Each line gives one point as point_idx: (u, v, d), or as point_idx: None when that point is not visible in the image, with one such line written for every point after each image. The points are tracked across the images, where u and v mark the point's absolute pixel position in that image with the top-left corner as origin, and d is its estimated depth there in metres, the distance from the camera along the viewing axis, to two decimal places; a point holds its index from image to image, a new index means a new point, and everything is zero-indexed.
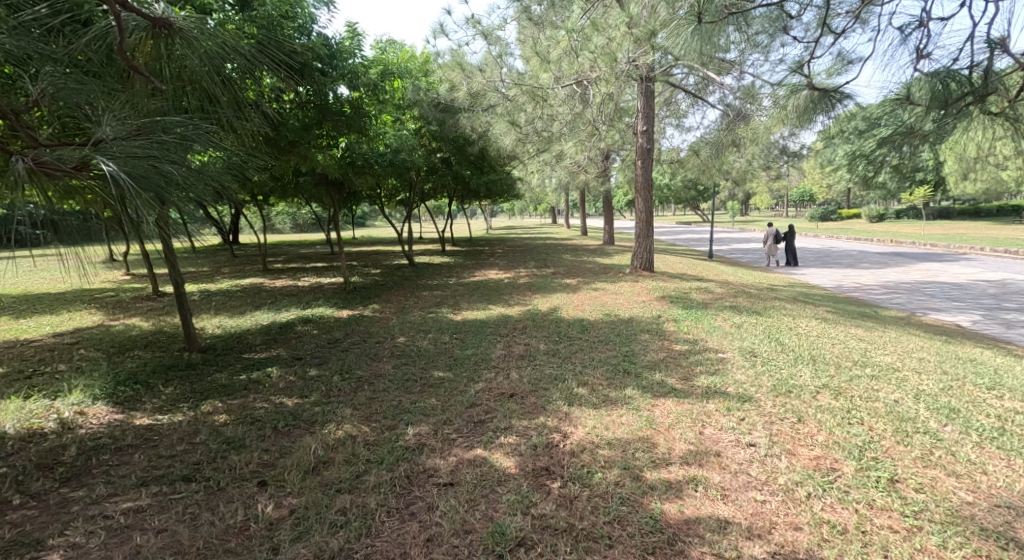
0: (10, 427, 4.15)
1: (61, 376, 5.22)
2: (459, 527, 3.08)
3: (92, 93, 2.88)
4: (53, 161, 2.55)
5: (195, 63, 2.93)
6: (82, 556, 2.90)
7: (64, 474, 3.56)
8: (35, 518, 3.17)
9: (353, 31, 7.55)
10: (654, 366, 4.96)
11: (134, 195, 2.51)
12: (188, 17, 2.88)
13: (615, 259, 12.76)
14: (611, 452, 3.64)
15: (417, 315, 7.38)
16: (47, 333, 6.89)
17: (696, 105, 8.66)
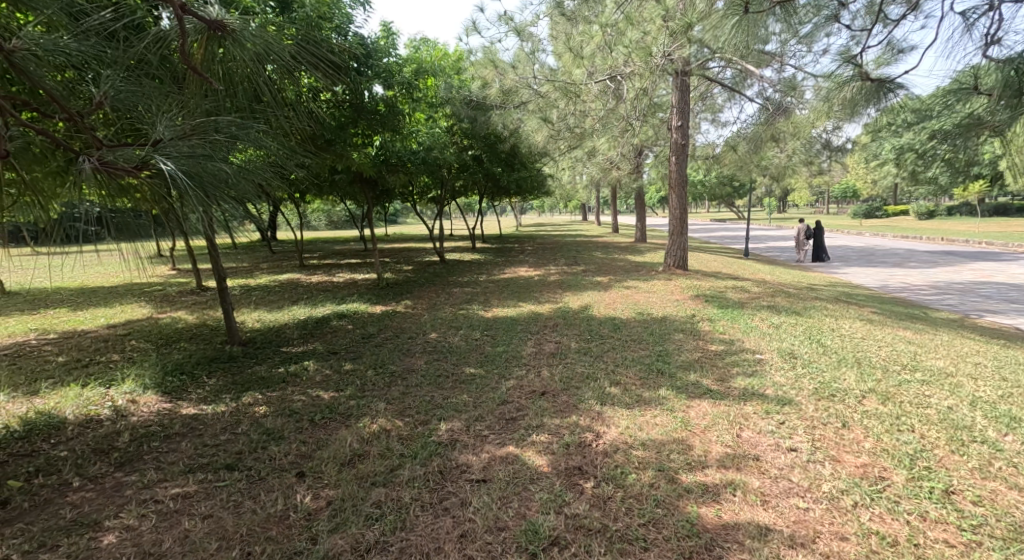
0: (70, 413, 4.35)
1: (114, 366, 5.44)
2: (493, 524, 3.09)
3: (149, 96, 2.97)
4: (115, 161, 2.67)
5: (248, 67, 3.03)
6: (134, 539, 3.01)
7: (118, 460, 3.71)
8: (93, 500, 3.31)
9: (387, 29, 7.63)
10: (689, 366, 4.88)
11: (191, 194, 2.62)
12: (239, 18, 2.97)
13: (646, 259, 12.20)
14: (645, 453, 3.60)
15: (448, 312, 7.43)
16: (99, 324, 7.18)
17: (733, 99, 8.47)
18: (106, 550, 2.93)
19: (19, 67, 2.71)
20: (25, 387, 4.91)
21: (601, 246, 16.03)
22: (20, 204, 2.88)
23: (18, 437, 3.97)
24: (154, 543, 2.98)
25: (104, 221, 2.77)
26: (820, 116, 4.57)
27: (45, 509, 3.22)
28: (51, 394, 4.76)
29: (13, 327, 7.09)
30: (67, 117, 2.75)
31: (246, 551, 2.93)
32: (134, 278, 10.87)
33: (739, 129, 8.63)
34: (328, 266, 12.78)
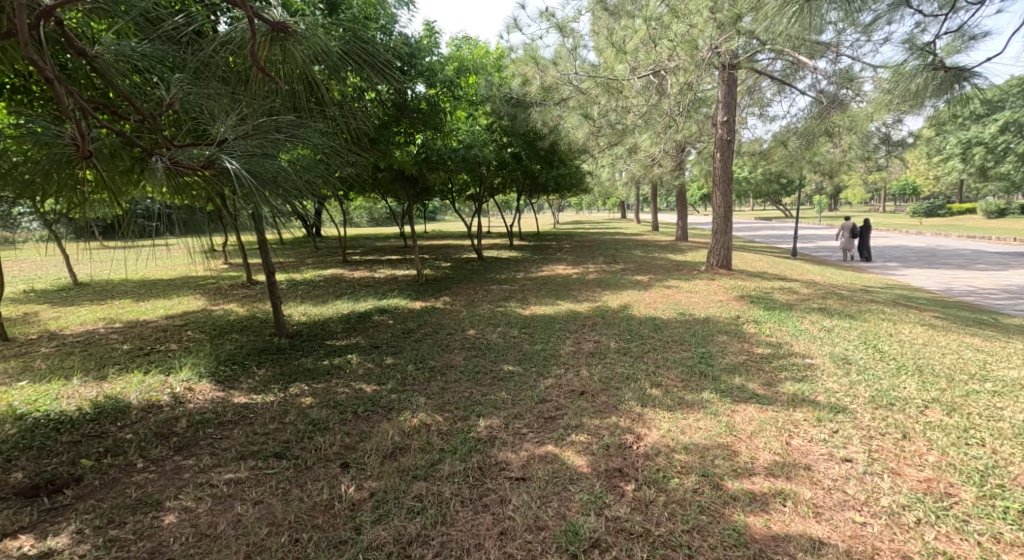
0: (133, 398, 4.55)
1: (172, 355, 5.68)
2: (533, 523, 3.08)
3: (214, 98, 3.15)
4: (185, 159, 2.79)
5: (305, 67, 3.12)
6: (192, 520, 3.12)
7: (177, 444, 3.86)
8: (155, 481, 3.45)
9: (431, 27, 7.73)
10: (733, 369, 4.75)
11: (256, 193, 2.76)
12: (301, 20, 3.01)
13: (686, 258, 11.81)
14: (688, 457, 3.52)
15: (487, 309, 7.45)
16: (159, 315, 7.51)
17: (783, 93, 8.19)
18: (167, 529, 3.05)
19: (100, 70, 2.97)
20: (93, 372, 5.18)
21: (642, 247, 15.23)
22: (91, 201, 3.07)
23: (88, 419, 4.19)
24: (210, 525, 3.08)
25: (164, 216, 2.92)
26: (879, 108, 4.38)
27: (112, 487, 3.38)
28: (116, 380, 5.01)
29: (81, 316, 7.49)
30: (140, 117, 2.96)
31: (293, 537, 3.00)
32: (190, 271, 11.33)
33: (789, 124, 8.34)
34: (370, 262, 13.02)
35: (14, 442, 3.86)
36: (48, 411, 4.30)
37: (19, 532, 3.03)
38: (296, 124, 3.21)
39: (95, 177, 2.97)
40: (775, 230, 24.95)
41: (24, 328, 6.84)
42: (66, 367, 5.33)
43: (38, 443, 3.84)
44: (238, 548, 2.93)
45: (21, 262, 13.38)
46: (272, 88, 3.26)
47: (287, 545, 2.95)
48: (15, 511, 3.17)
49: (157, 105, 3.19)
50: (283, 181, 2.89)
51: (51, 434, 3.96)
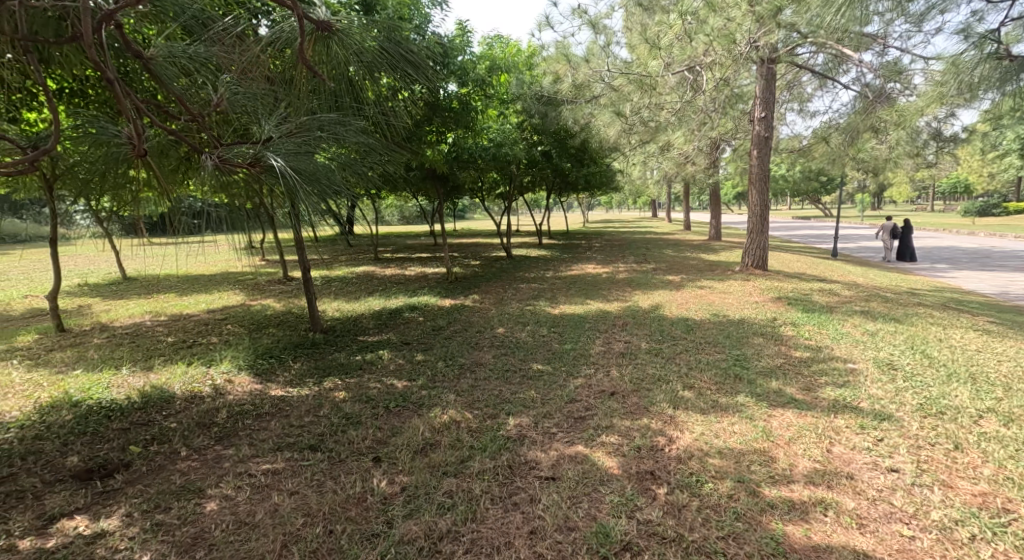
0: (177, 388, 4.69)
1: (214, 347, 5.84)
2: (563, 523, 3.05)
3: (260, 98, 3.23)
4: (232, 158, 2.86)
5: (345, 64, 3.15)
6: (232, 507, 3.18)
7: (217, 434, 3.95)
8: (197, 469, 3.54)
9: (463, 27, 7.74)
10: (769, 373, 4.62)
11: (301, 190, 2.83)
12: (343, 18, 3.09)
13: (720, 259, 11.56)
14: (722, 462, 3.44)
15: (516, 308, 7.44)
16: (201, 309, 7.73)
17: (825, 87, 7.94)
18: (208, 516, 3.12)
19: (155, 72, 3.07)
20: (140, 363, 5.36)
21: (673, 246, 14.94)
22: (141, 199, 3.19)
23: (136, 407, 4.33)
24: (248, 513, 3.14)
25: (206, 214, 3.01)
26: (931, 102, 4.22)
27: (158, 474, 3.48)
28: (161, 370, 5.17)
29: (130, 309, 7.78)
30: (191, 117, 3.05)
31: (328, 529, 3.03)
32: (229, 267, 11.64)
33: (830, 119, 8.09)
34: (401, 260, 13.15)
35: (70, 427, 4.02)
36: (100, 399, 4.47)
37: (74, 513, 3.14)
38: (339, 122, 3.29)
39: (145, 175, 3.07)
40: (812, 230, 24.27)
41: (78, 320, 7.14)
42: (116, 358, 5.54)
43: (91, 429, 3.99)
44: (275, 537, 2.97)
45: (74, 257, 13.97)
46: (316, 86, 3.32)
47: (321, 536, 2.98)
48: (70, 493, 3.29)
49: (204, 105, 3.31)
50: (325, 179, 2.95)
51: (103, 421, 4.10)
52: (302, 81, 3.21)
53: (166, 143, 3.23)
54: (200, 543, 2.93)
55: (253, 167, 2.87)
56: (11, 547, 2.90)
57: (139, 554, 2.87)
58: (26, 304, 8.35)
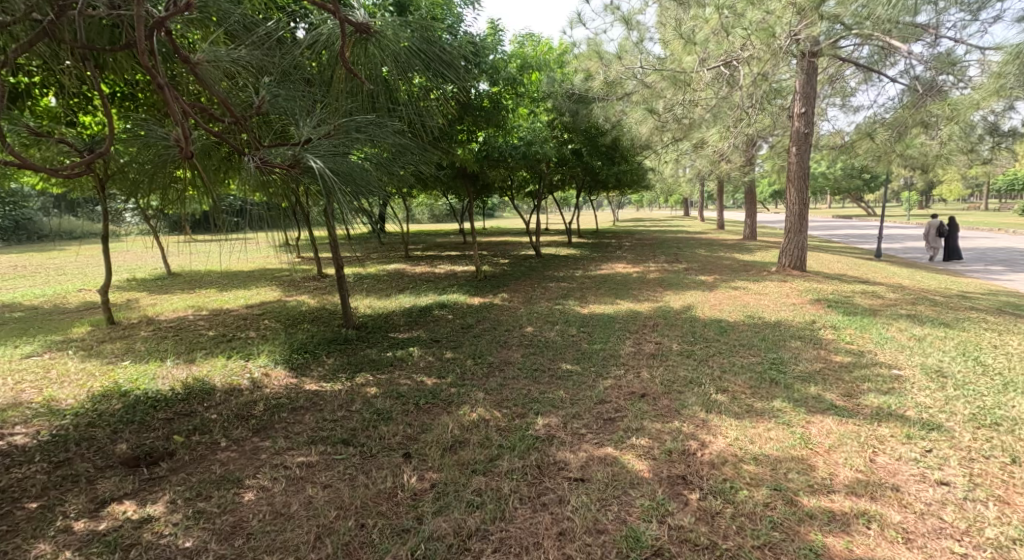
0: (217, 381, 4.81)
1: (252, 342, 5.97)
2: (593, 525, 3.00)
3: (300, 100, 3.31)
4: (272, 159, 2.93)
5: (381, 64, 3.18)
6: (269, 498, 3.23)
7: (255, 426, 4.03)
8: (236, 460, 3.61)
9: (495, 26, 7.74)
10: (807, 378, 4.47)
11: (338, 190, 2.87)
12: (382, 20, 3.10)
13: (756, 259, 11.28)
14: (758, 468, 3.35)
15: (545, 307, 7.39)
16: (240, 304, 7.92)
17: (870, 81, 7.66)
18: (247, 506, 3.17)
19: (201, 76, 3.17)
20: (183, 355, 5.52)
21: (705, 246, 14.65)
22: (185, 198, 3.29)
23: (179, 398, 4.45)
24: (284, 504, 3.18)
25: (247, 212, 3.07)
26: (988, 94, 4.05)
27: (200, 463, 3.56)
28: (203, 363, 5.31)
29: (174, 303, 8.02)
30: (235, 120, 3.14)
31: (359, 522, 3.04)
32: (267, 263, 11.91)
33: (876, 114, 7.81)
34: (431, 258, 13.24)
35: (119, 416, 4.15)
36: (147, 389, 4.61)
37: (123, 498, 3.23)
38: (375, 123, 3.35)
39: (190, 175, 3.17)
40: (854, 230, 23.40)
41: (126, 313, 7.40)
42: (161, 350, 5.71)
43: (138, 418, 4.11)
44: (309, 529, 3.00)
45: (122, 253, 14.50)
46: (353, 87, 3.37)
47: (353, 530, 2.99)
48: (119, 479, 3.38)
49: (247, 107, 3.41)
50: (361, 180, 2.99)
51: (149, 411, 4.22)
52: (340, 83, 3.26)
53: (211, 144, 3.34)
54: (239, 532, 2.97)
55: (293, 168, 2.92)
56: (66, 527, 2.99)
57: (182, 540, 2.93)
58: (78, 297, 8.70)
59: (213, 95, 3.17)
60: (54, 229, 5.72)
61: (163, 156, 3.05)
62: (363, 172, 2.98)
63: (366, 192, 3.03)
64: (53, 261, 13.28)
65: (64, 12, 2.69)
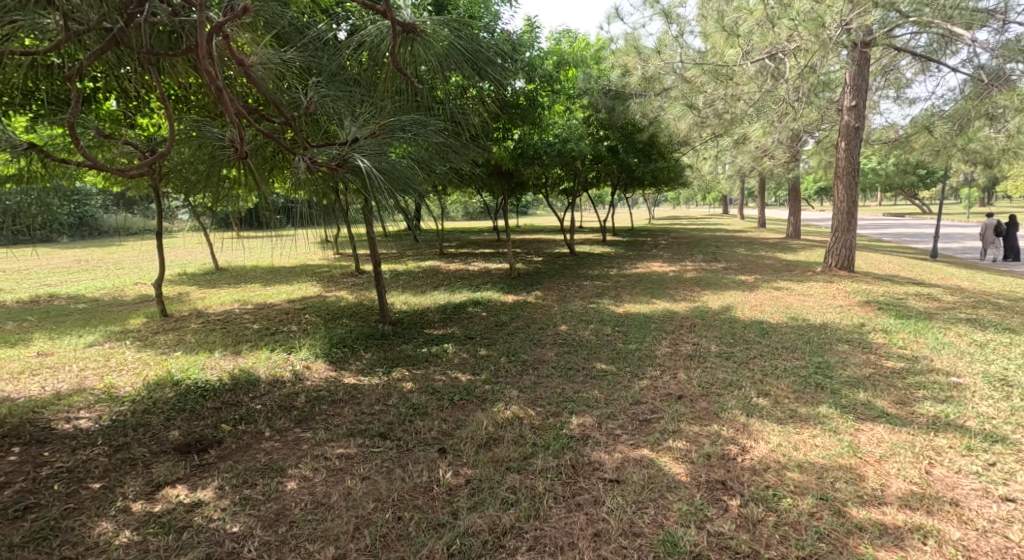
0: (261, 372, 4.93)
1: (294, 335, 6.10)
2: (628, 528, 2.94)
3: (346, 100, 3.37)
4: (321, 159, 2.97)
5: (430, 66, 3.18)
6: (310, 488, 3.28)
7: (297, 417, 4.11)
8: (279, 449, 3.68)
9: (530, 23, 7.69)
10: (855, 384, 4.28)
11: (383, 188, 2.91)
12: (429, 19, 3.10)
13: (799, 259, 10.88)
14: (802, 476, 3.23)
15: (579, 305, 7.33)
16: (282, 299, 8.11)
17: (929, 71, 7.30)
18: (289, 494, 3.22)
19: (254, 78, 3.25)
20: (230, 347, 5.68)
21: (745, 245, 14.27)
22: (232, 196, 3.38)
23: (227, 388, 4.57)
24: (325, 494, 3.22)
25: (291, 209, 3.13)
26: None
27: (246, 451, 3.64)
28: (247, 354, 5.46)
29: (221, 297, 8.28)
30: (285, 120, 3.21)
31: (396, 515, 3.06)
32: (308, 259, 12.18)
33: (937, 105, 7.44)
34: (466, 255, 13.30)
35: (171, 404, 4.30)
36: (196, 379, 4.77)
37: (176, 482, 3.32)
38: (419, 122, 3.37)
39: (240, 174, 3.24)
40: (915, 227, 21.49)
41: (177, 306, 7.68)
42: (210, 342, 5.89)
43: (189, 407, 4.24)
44: (348, 519, 3.02)
45: (174, 248, 15.06)
46: (399, 86, 3.38)
47: (390, 522, 3.01)
48: (172, 464, 3.49)
49: (296, 107, 3.49)
50: (404, 179, 3.03)
51: (199, 400, 4.36)
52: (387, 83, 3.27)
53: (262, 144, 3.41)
54: (282, 519, 3.02)
55: (340, 167, 2.97)
56: (125, 508, 3.09)
57: (229, 525, 2.99)
58: (133, 290, 9.07)
59: (265, 97, 3.22)
60: (112, 225, 5.97)
61: (218, 156, 3.13)
62: (406, 171, 3.01)
63: (408, 190, 3.06)
64: (111, 256, 13.94)
65: (132, 19, 2.72)
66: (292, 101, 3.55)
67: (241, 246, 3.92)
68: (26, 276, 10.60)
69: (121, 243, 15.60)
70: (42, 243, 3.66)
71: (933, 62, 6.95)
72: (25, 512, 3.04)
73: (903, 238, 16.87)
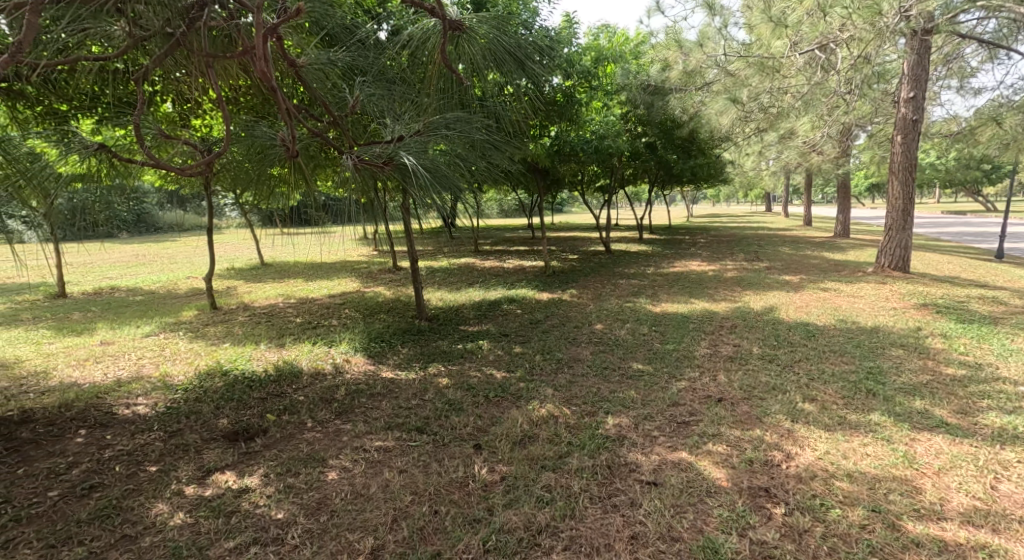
0: (303, 365, 5.04)
1: (334, 329, 6.20)
2: (666, 532, 2.87)
3: (391, 100, 3.43)
4: (369, 157, 3.02)
5: (476, 64, 3.19)
6: (350, 479, 3.32)
7: (338, 409, 4.17)
8: (321, 440, 3.74)
9: (569, 19, 7.62)
10: (910, 391, 4.09)
11: (429, 185, 2.94)
12: (474, 16, 3.11)
13: (848, 259, 10.47)
14: (852, 486, 3.09)
15: (615, 304, 7.23)
16: (323, 293, 8.28)
17: (996, 59, 6.92)
18: (330, 484, 3.27)
19: (305, 79, 3.32)
20: (274, 340, 5.82)
21: (792, 244, 13.84)
22: (276, 193, 3.45)
23: (271, 380, 4.68)
24: (364, 485, 3.25)
25: (331, 207, 3.16)
26: None
27: (289, 441, 3.72)
28: (290, 347, 5.58)
29: (266, 291, 8.50)
30: (332, 119, 3.27)
31: (433, 509, 3.06)
32: (347, 256, 12.41)
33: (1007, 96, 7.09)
34: (501, 252, 13.31)
35: (220, 393, 4.43)
36: (243, 370, 4.91)
37: (224, 468, 3.41)
38: (462, 120, 3.39)
39: (285, 174, 3.29)
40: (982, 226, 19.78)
41: (226, 299, 7.92)
42: (256, 334, 6.05)
43: (237, 396, 4.36)
44: (387, 511, 3.05)
45: (222, 243, 15.60)
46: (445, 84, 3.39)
47: (427, 515, 3.02)
48: (221, 451, 3.59)
49: (342, 107, 3.56)
50: (448, 177, 3.06)
51: (246, 390, 4.47)
52: (433, 81, 3.29)
53: (310, 144, 3.47)
54: (324, 508, 3.06)
55: (387, 165, 3.01)
56: (178, 491, 3.19)
57: (275, 512, 3.04)
58: (186, 283, 9.43)
59: (314, 96, 3.26)
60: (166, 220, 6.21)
61: (268, 155, 3.19)
62: (451, 168, 3.04)
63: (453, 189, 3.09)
64: (165, 251, 14.53)
65: (194, 24, 2.76)
66: (338, 99, 3.56)
67: (284, 241, 4.02)
68: (89, 269, 11.18)
69: (174, 239, 16.26)
70: (105, 238, 3.79)
71: (1001, 49, 6.63)
72: (90, 491, 3.16)
73: (963, 238, 16.02)
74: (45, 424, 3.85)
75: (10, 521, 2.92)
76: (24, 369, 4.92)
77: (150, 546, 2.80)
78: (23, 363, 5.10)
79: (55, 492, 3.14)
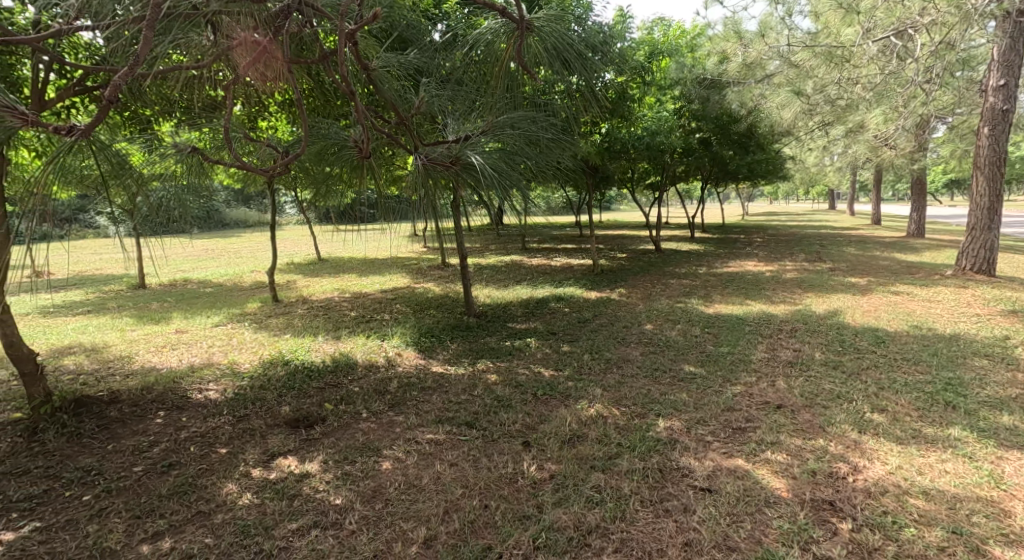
0: (358, 357, 5.18)
1: (386, 323, 6.35)
2: (722, 540, 2.80)
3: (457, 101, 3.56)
4: (438, 157, 3.15)
5: (540, 63, 3.14)
6: (403, 469, 3.39)
7: (391, 401, 4.27)
8: (375, 430, 3.83)
9: (622, 13, 7.54)
10: (995, 405, 3.83)
11: (494, 184, 3.07)
12: (542, 14, 3.04)
13: (924, 259, 10.07)
14: (927, 504, 2.93)
15: (665, 304, 7.10)
16: (376, 289, 8.47)
17: None
18: (385, 474, 3.35)
19: (374, 80, 3.39)
20: (330, 332, 6.01)
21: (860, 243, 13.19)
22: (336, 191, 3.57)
23: (329, 370, 4.84)
24: (416, 476, 3.32)
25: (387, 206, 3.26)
26: None
27: (346, 430, 3.83)
28: (345, 340, 5.76)
29: (324, 285, 8.80)
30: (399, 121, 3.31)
31: (483, 503, 3.09)
32: (399, 252, 12.67)
33: None
34: (551, 250, 13.27)
35: (282, 382, 4.61)
36: (303, 360, 5.09)
37: (287, 453, 3.55)
38: (525, 119, 3.45)
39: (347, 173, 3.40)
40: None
41: (286, 292, 8.24)
42: (315, 326, 6.27)
43: (297, 385, 4.53)
44: (438, 502, 3.10)
45: (282, 239, 16.27)
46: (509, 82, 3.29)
47: (478, 509, 3.05)
48: (284, 436, 3.74)
49: (410, 107, 3.67)
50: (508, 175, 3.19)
51: (306, 380, 4.64)
52: (498, 79, 3.22)
53: (376, 144, 3.57)
54: (379, 496, 3.15)
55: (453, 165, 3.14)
56: (246, 473, 3.34)
57: (334, 497, 3.14)
58: (251, 276, 9.88)
59: (384, 97, 3.33)
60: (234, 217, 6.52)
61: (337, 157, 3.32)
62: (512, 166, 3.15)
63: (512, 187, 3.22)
64: (230, 246, 15.23)
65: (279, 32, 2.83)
66: (402, 99, 3.65)
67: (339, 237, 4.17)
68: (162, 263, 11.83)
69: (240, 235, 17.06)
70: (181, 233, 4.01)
71: None
72: (169, 468, 3.36)
73: None
74: (130, 404, 4.12)
75: (102, 492, 3.13)
76: (109, 354, 5.28)
77: (222, 523, 2.95)
78: (109, 347, 5.47)
79: (140, 467, 3.35)
